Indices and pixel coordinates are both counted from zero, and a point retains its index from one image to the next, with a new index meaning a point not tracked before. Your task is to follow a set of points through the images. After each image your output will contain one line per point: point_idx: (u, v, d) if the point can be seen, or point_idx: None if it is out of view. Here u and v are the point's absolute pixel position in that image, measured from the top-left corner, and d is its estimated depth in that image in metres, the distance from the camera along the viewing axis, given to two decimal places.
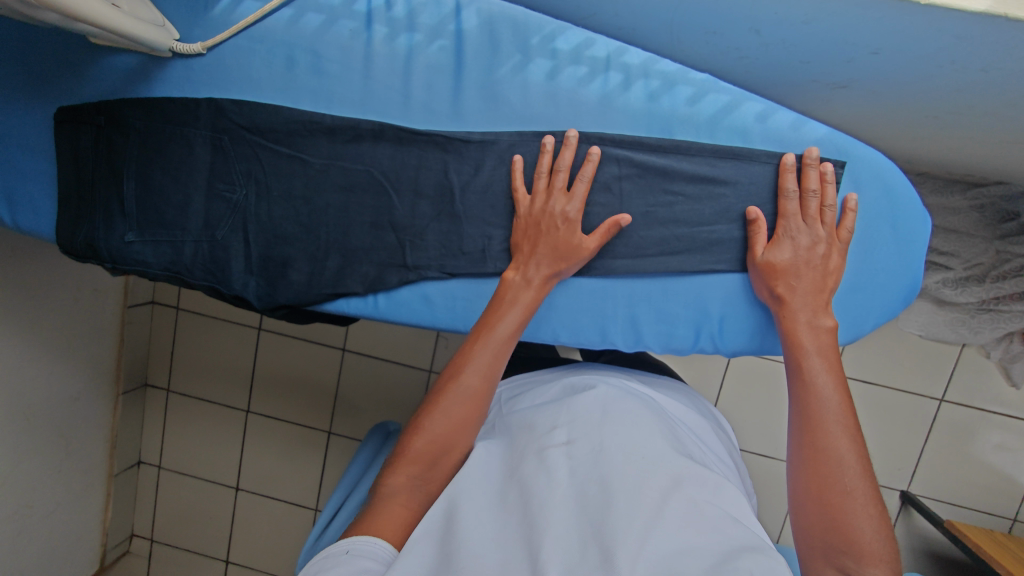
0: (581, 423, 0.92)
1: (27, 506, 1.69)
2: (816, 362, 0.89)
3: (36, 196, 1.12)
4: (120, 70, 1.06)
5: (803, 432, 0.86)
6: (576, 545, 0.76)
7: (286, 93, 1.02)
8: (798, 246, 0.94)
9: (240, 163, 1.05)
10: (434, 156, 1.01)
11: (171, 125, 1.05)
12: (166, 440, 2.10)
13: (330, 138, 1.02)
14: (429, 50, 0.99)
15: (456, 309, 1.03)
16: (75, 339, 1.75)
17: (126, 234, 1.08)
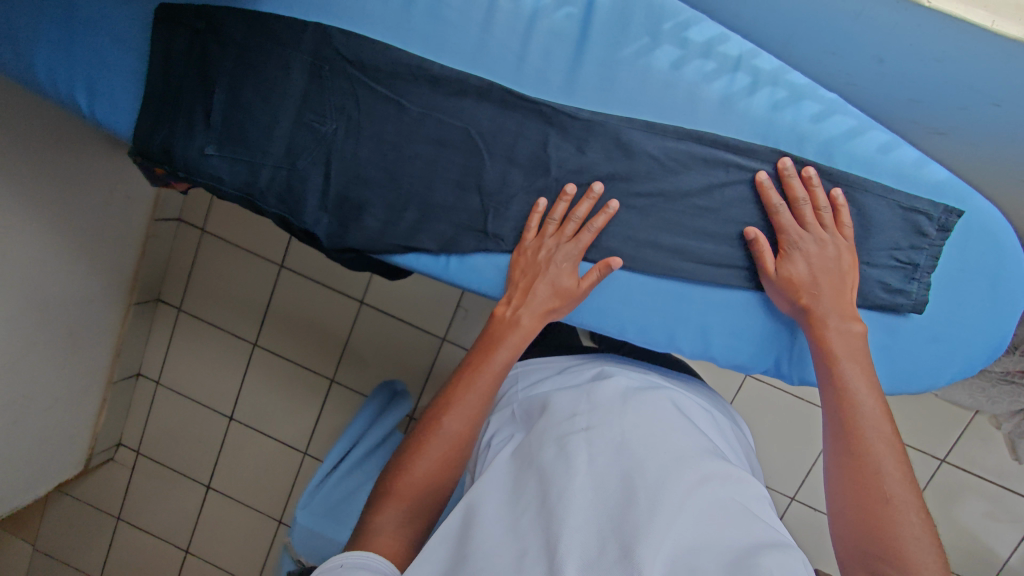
0: (601, 414, 0.90)
1: (24, 396, 1.67)
2: (852, 372, 0.90)
3: (119, 90, 1.08)
4: None
5: (837, 440, 0.88)
6: (593, 540, 0.75)
7: (398, 32, 1.01)
8: (808, 256, 0.95)
9: (335, 95, 1.03)
10: (536, 126, 1.01)
11: (270, 45, 1.03)
12: (169, 357, 2.09)
13: (433, 88, 1.01)
14: (558, 15, 0.98)
15: (528, 284, 1.03)
16: (101, 240, 1.74)
17: (204, 146, 1.05)
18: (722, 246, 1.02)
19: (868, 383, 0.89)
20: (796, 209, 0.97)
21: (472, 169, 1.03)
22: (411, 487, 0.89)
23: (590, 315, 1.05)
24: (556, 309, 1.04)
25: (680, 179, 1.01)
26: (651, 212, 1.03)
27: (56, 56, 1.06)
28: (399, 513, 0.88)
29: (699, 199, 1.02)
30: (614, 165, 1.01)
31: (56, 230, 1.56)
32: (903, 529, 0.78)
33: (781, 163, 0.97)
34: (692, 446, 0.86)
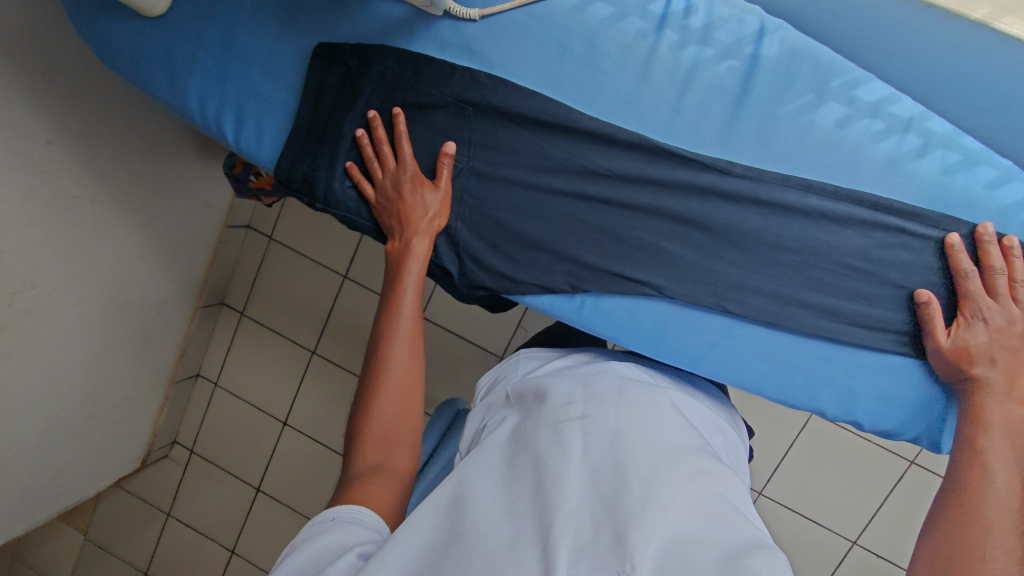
0: (599, 400, 0.81)
1: (98, 393, 1.72)
2: (999, 444, 0.80)
3: (265, 119, 1.05)
4: (383, 18, 1.01)
5: (953, 500, 0.77)
6: (586, 526, 0.65)
7: (547, 80, 0.96)
8: (988, 326, 0.85)
9: (479, 136, 1.00)
10: (685, 180, 0.93)
11: (422, 84, 0.99)
12: (230, 359, 2.13)
13: (576, 138, 0.96)
14: (718, 69, 0.91)
15: (664, 333, 0.96)
16: (179, 247, 1.79)
17: (344, 180, 1.03)
18: (877, 310, 0.93)
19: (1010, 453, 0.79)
20: (988, 277, 0.87)
21: (606, 215, 0.97)
22: (383, 425, 0.86)
23: (727, 371, 0.96)
24: (687, 361, 0.96)
25: (851, 241, 0.93)
26: (809, 274, 0.94)
27: (206, 83, 1.04)
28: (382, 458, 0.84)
29: (855, 262, 0.93)
30: (764, 219, 0.93)
31: (139, 234, 1.60)
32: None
33: (982, 230, 0.87)
34: (687, 442, 0.77)
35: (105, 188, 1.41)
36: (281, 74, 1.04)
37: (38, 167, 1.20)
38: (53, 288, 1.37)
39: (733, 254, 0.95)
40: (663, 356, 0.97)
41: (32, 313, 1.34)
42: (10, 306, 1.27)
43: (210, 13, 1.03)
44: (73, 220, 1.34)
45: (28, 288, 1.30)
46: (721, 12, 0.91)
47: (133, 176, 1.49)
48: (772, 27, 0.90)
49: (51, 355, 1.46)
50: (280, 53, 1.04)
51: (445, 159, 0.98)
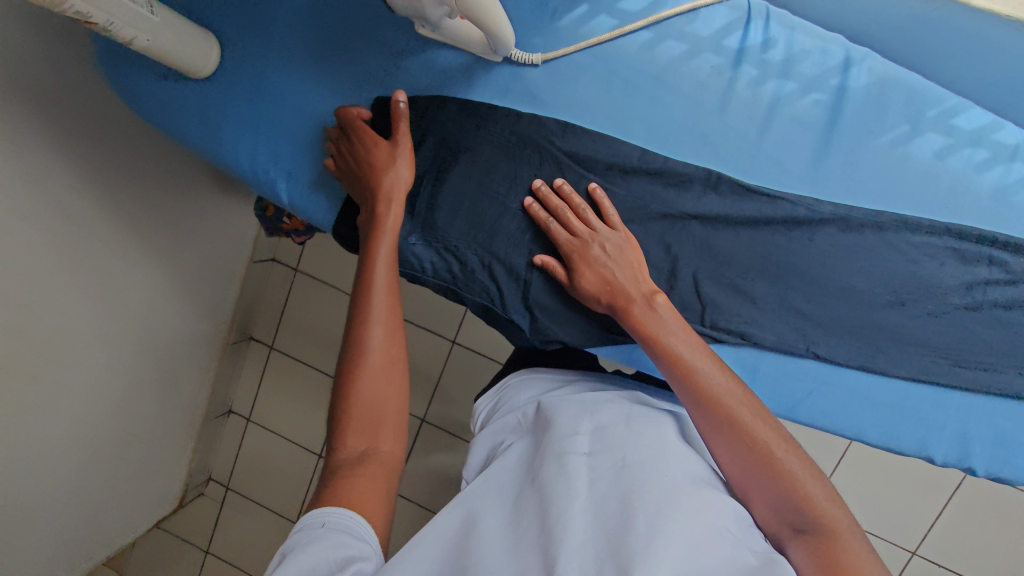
0: (606, 426, 0.68)
1: (135, 440, 1.65)
2: (682, 343, 0.67)
3: (279, 152, 0.83)
4: (437, 68, 0.81)
5: (716, 429, 0.62)
6: (590, 564, 0.53)
7: (610, 118, 0.78)
8: (605, 266, 0.72)
9: (524, 167, 0.78)
10: (777, 223, 0.78)
11: (479, 121, 0.79)
12: (261, 393, 2.07)
13: (649, 177, 0.78)
14: (801, 103, 0.78)
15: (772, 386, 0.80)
16: (209, 290, 1.72)
17: (411, 235, 0.77)
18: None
19: (692, 359, 0.65)
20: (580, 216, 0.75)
21: (680, 252, 0.78)
22: (370, 410, 0.69)
23: (826, 422, 0.80)
24: (777, 409, 0.80)
25: (948, 271, 0.80)
26: (901, 309, 0.80)
27: (238, 134, 0.83)
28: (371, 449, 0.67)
29: (953, 295, 0.81)
30: (867, 258, 0.80)
31: (185, 289, 1.51)
32: (815, 534, 0.56)
33: (592, 186, 0.76)
34: (706, 475, 0.63)
35: (150, 247, 1.30)
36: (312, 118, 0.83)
37: (93, 238, 1.10)
38: (107, 355, 1.29)
39: (834, 308, 0.80)
40: None
41: (87, 379, 1.25)
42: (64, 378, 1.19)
43: (217, 29, 0.82)
44: (121, 283, 1.24)
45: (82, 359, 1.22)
46: (801, 45, 0.79)
47: (179, 225, 1.38)
48: (859, 53, 0.79)
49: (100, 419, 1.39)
50: (303, 86, 0.82)
51: (399, 108, 0.77)
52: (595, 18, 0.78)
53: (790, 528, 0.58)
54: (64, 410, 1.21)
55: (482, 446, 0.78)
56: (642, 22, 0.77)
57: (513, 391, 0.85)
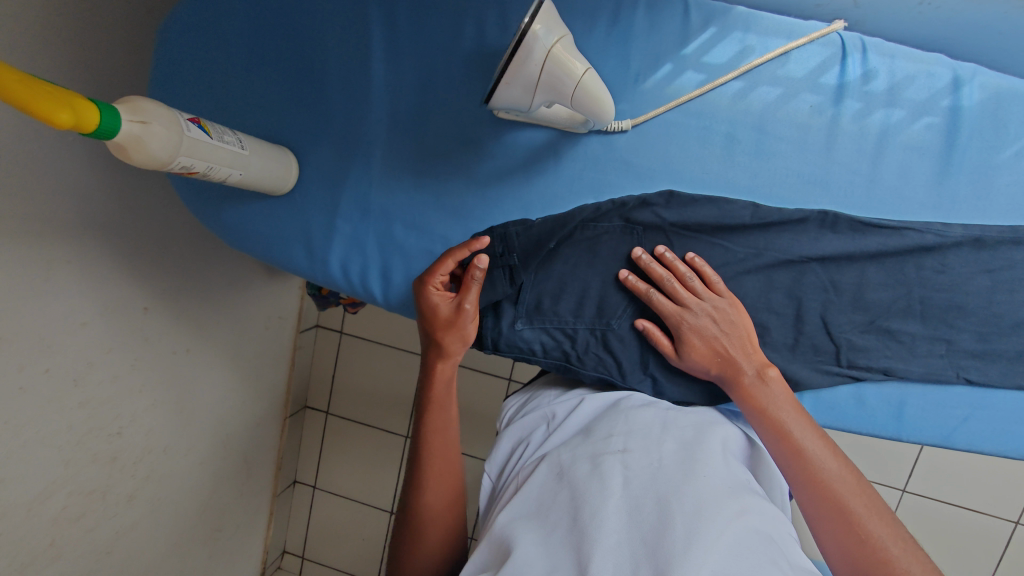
0: (642, 426, 0.57)
1: (216, 528, 1.53)
2: (790, 418, 0.54)
3: (353, 247, 0.71)
4: (516, 144, 0.66)
5: (809, 493, 0.51)
6: (624, 559, 0.44)
7: (674, 170, 0.63)
8: (705, 334, 0.59)
9: (592, 233, 0.65)
10: (926, 254, 0.59)
11: (553, 180, 0.66)
12: (324, 463, 1.86)
13: (762, 227, 0.61)
14: (915, 130, 0.58)
15: (990, 424, 0.61)
16: (263, 366, 1.59)
17: (514, 320, 0.68)
18: None
19: (801, 422, 0.54)
20: (675, 287, 0.60)
21: (806, 296, 0.62)
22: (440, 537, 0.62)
23: (994, 449, 0.61)
24: (935, 440, 0.62)
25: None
26: None
27: (346, 240, 0.71)
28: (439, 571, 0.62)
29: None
30: None
31: (236, 364, 1.44)
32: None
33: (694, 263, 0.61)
34: (749, 482, 0.52)
35: (200, 335, 1.24)
36: (406, 211, 0.69)
37: (139, 336, 1.05)
38: (167, 445, 1.21)
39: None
40: (909, 440, 0.63)
41: (152, 476, 1.18)
42: (132, 477, 1.13)
43: (266, 121, 0.69)
44: (175, 372, 1.18)
45: (148, 453, 1.15)
46: (905, 70, 0.58)
47: (224, 306, 1.31)
48: (969, 68, 0.58)
49: (172, 510, 1.29)
50: (385, 169, 0.69)
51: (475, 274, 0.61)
52: (680, 76, 0.61)
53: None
54: (133, 509, 1.15)
55: (508, 441, 0.67)
56: (732, 74, 0.60)
57: (544, 390, 0.72)
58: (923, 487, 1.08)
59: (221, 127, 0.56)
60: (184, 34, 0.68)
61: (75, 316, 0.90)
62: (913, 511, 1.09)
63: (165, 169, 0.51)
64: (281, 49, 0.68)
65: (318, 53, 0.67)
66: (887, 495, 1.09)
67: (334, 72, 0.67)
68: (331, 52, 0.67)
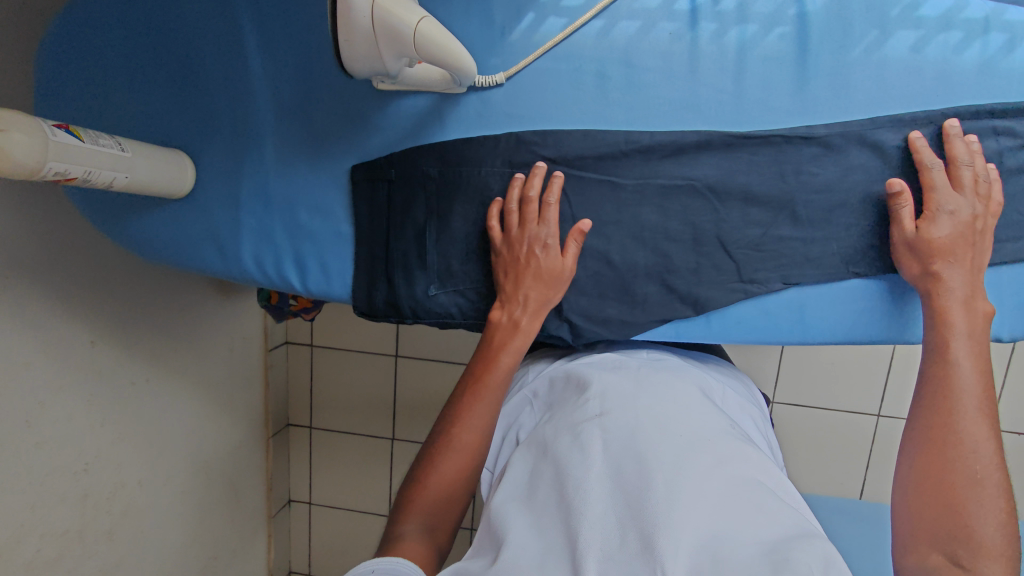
0: (615, 388, 0.60)
1: (212, 556, 1.45)
2: (962, 349, 0.53)
3: (259, 237, 0.71)
4: (402, 113, 0.67)
5: (920, 446, 0.50)
6: (613, 525, 0.49)
7: (554, 116, 0.65)
8: (955, 221, 0.56)
9: (482, 187, 0.67)
10: (794, 155, 0.62)
11: (435, 142, 0.67)
12: (316, 479, 1.70)
13: (644, 157, 0.65)
14: (769, 42, 0.60)
15: (882, 311, 0.64)
16: (242, 388, 1.51)
17: (430, 286, 0.70)
18: None
19: (974, 362, 0.52)
20: (956, 172, 0.57)
21: (699, 219, 0.65)
22: (444, 502, 0.56)
23: (888, 333, 0.64)
24: (834, 335, 0.65)
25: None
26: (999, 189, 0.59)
27: (254, 232, 0.71)
28: (449, 515, 0.56)
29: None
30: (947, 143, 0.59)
31: (204, 388, 1.37)
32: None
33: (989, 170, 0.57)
34: (722, 427, 0.56)
35: (160, 363, 1.22)
36: (307, 193, 0.70)
37: (94, 372, 1.05)
38: (142, 477, 1.19)
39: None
40: (815, 341, 0.66)
41: (129, 512, 1.17)
42: (107, 513, 1.12)
43: (161, 128, 0.70)
44: (137, 408, 1.16)
45: (122, 486, 1.14)
46: None
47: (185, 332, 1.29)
48: None
49: (158, 542, 1.26)
50: (281, 157, 0.69)
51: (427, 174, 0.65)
52: (543, 23, 0.63)
53: (948, 558, 0.45)
54: (114, 546, 1.14)
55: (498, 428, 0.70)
56: (590, 13, 0.62)
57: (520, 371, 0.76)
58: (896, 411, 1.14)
59: (93, 131, 0.57)
60: (62, 53, 0.68)
61: (17, 356, 0.90)
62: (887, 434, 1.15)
63: (35, 176, 0.52)
64: (162, 52, 0.68)
65: (197, 52, 0.68)
66: (863, 422, 1.15)
67: (216, 70, 0.68)
68: (210, 50, 0.68)
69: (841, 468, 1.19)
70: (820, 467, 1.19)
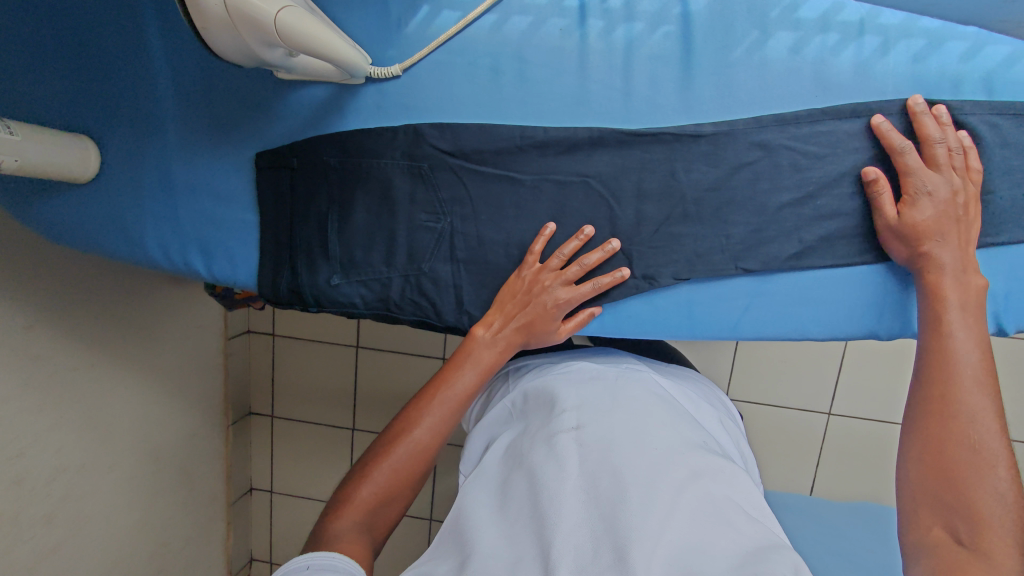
0: (594, 399, 0.63)
1: (162, 543, 1.37)
2: (957, 320, 0.53)
3: (162, 221, 0.72)
4: (302, 103, 0.67)
5: (921, 420, 0.51)
6: (586, 539, 0.51)
7: (451, 109, 0.65)
8: (936, 201, 0.55)
9: (382, 178, 0.67)
10: (684, 150, 0.62)
11: (336, 132, 0.66)
12: (277, 468, 1.62)
13: (540, 151, 0.64)
14: (655, 40, 0.60)
15: (771, 308, 0.65)
16: (200, 374, 1.44)
17: (331, 276, 0.70)
18: None
19: (969, 333, 0.53)
20: (927, 150, 0.56)
21: (594, 215, 0.65)
22: (382, 502, 0.57)
23: (774, 330, 0.65)
24: (724, 331, 0.66)
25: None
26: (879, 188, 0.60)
27: (158, 217, 0.72)
28: (381, 515, 0.57)
29: None
30: (825, 144, 0.60)
31: (157, 373, 1.31)
32: (969, 548, 0.45)
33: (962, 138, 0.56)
34: (696, 441, 0.59)
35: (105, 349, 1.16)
36: (209, 180, 0.71)
37: (26, 356, 0.99)
38: (85, 462, 1.13)
39: (799, 224, 0.62)
40: (705, 337, 0.67)
41: (72, 495, 1.11)
42: (47, 497, 1.05)
43: (61, 110, 0.69)
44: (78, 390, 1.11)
45: (63, 470, 1.08)
46: None
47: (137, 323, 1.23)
48: None
49: (103, 529, 1.19)
50: (182, 144, 0.70)
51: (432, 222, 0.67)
52: (437, 16, 0.63)
53: (950, 530, 0.47)
54: (54, 530, 1.07)
55: (477, 440, 0.73)
56: (482, 7, 0.62)
57: (499, 383, 0.79)
58: (846, 410, 1.17)
59: None
60: None
61: None
62: (838, 431, 1.18)
63: None
64: (57, 34, 0.67)
65: (95, 36, 0.67)
66: (814, 420, 1.18)
67: (116, 54, 0.68)
68: (110, 34, 0.67)
69: (805, 467, 1.21)
70: (777, 463, 1.21)
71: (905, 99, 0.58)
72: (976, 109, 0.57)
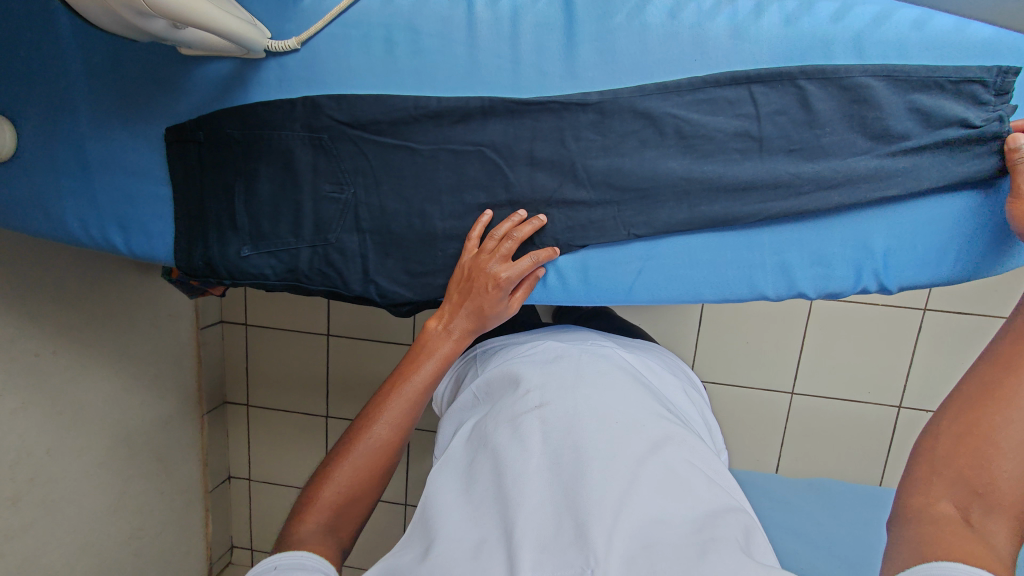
0: (557, 378, 0.61)
1: (137, 528, 1.24)
2: None
3: (80, 199, 0.73)
4: (207, 80, 0.69)
5: (973, 399, 0.50)
6: (549, 518, 0.49)
7: (351, 81, 0.66)
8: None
9: (286, 152, 0.69)
10: (573, 115, 0.64)
11: (239, 107, 0.68)
12: (256, 457, 1.46)
13: (435, 122, 0.66)
14: (539, 9, 0.63)
15: (664, 271, 0.66)
16: (163, 361, 1.28)
17: (242, 248, 0.72)
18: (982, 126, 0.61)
19: None
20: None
21: (491, 184, 0.67)
22: (347, 501, 0.59)
23: (668, 294, 0.66)
24: (619, 297, 0.68)
25: (813, 118, 0.60)
26: (759, 151, 0.61)
27: (76, 196, 0.73)
28: (345, 513, 0.59)
29: (835, 152, 0.60)
30: (704, 108, 0.62)
31: (122, 356, 1.18)
32: (969, 529, 0.46)
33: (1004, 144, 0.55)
34: (658, 411, 0.59)
35: (64, 333, 1.04)
36: (123, 158, 0.73)
37: None
38: (53, 446, 1.03)
39: (688, 188, 0.63)
40: (602, 302, 0.69)
41: (41, 478, 1.01)
42: (11, 481, 0.96)
43: None
44: (44, 371, 1.01)
45: (27, 455, 0.98)
46: None
47: (95, 304, 1.11)
48: None
49: (74, 516, 1.08)
50: (95, 123, 0.72)
51: (354, 196, 0.69)
52: None
53: (959, 507, 0.47)
54: (21, 513, 0.97)
55: (449, 426, 0.71)
56: None
57: (470, 368, 0.77)
58: (807, 388, 1.16)
59: None
60: None
61: None
62: (801, 409, 1.17)
63: None
64: None
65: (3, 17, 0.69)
66: (777, 400, 1.17)
67: (26, 33, 0.69)
68: (17, 15, 0.69)
69: (773, 445, 1.20)
70: (745, 442, 1.21)
71: (911, 68, 0.57)
72: (849, 71, 0.58)
